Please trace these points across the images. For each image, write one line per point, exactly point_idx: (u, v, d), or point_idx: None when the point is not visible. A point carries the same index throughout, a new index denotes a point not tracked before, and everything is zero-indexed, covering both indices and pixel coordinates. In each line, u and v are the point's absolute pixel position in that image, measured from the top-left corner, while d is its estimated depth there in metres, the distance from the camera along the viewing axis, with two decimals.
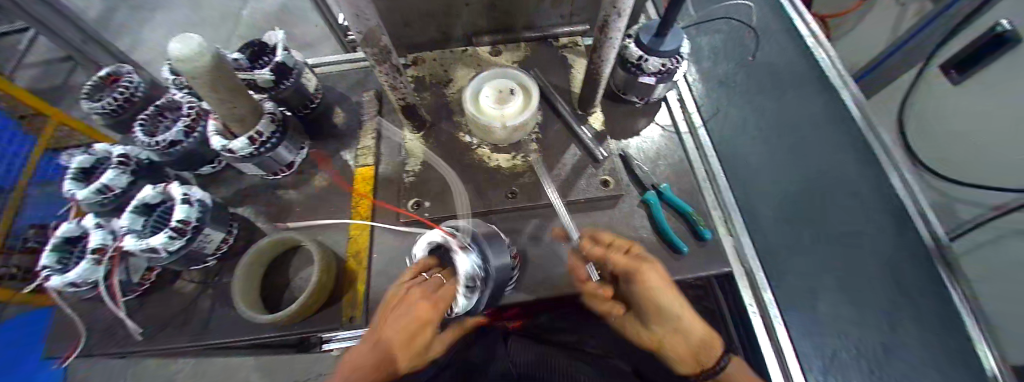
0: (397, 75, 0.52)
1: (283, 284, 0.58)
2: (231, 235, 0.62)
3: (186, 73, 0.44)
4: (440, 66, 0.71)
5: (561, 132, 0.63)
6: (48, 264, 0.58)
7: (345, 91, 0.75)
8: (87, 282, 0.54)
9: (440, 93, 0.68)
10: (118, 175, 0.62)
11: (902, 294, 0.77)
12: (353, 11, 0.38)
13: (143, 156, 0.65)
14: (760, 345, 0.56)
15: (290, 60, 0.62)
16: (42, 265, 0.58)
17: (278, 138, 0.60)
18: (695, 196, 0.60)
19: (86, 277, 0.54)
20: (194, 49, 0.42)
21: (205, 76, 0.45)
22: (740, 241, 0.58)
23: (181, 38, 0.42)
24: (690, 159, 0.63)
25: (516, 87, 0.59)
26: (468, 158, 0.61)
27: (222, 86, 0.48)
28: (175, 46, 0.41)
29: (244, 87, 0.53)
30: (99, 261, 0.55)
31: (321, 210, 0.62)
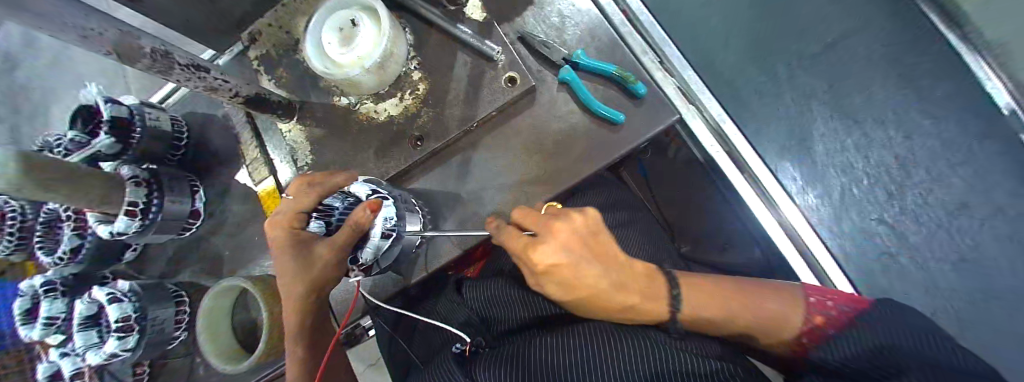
0: (199, 76, 0.40)
1: (254, 324, 0.56)
2: (186, 305, 0.59)
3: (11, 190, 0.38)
4: (280, 29, 0.57)
5: (443, 45, 0.51)
6: None
7: (206, 109, 0.64)
8: None
9: (296, 64, 0.56)
10: (52, 303, 0.54)
11: (897, 58, 0.66)
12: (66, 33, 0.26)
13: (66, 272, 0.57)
14: (733, 182, 0.50)
15: (122, 110, 0.52)
16: None
17: (159, 197, 0.53)
18: (617, 52, 0.49)
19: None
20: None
21: (30, 183, 0.38)
22: (683, 79, 0.49)
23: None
24: (600, 6, 0.51)
25: (358, 15, 0.47)
26: (357, 124, 0.52)
27: (49, 182, 0.40)
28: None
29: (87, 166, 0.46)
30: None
31: (252, 246, 0.59)
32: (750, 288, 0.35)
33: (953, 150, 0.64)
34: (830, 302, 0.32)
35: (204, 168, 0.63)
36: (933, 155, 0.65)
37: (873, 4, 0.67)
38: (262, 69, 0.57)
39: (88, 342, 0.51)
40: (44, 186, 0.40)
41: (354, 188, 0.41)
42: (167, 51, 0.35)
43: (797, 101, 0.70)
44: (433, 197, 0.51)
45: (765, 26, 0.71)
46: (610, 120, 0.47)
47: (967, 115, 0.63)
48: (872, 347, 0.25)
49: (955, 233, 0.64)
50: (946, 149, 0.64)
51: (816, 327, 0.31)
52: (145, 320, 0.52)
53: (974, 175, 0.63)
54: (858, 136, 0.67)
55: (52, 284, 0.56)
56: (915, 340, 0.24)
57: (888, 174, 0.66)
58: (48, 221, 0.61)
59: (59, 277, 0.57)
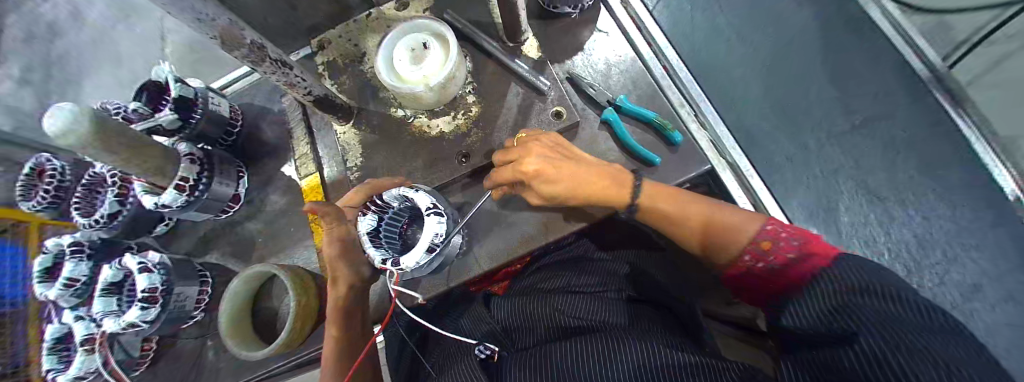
0: (283, 71, 0.45)
1: (274, 316, 0.57)
2: (207, 285, 0.59)
3: (74, 145, 0.40)
4: (349, 41, 0.63)
5: (498, 75, 0.56)
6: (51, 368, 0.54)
7: (264, 103, 0.68)
8: (90, 372, 0.51)
9: (359, 73, 0.61)
10: (78, 264, 0.54)
11: (905, 139, 0.72)
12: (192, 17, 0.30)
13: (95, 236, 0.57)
14: None
15: (188, 91, 0.56)
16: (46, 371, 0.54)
17: (208, 176, 0.56)
18: (656, 100, 0.54)
19: (86, 369, 0.50)
20: (68, 117, 0.38)
21: (96, 143, 0.41)
22: (714, 132, 0.54)
23: (51, 111, 0.37)
24: (644, 59, 0.57)
25: (429, 39, 0.52)
26: (410, 134, 0.56)
27: (111, 145, 0.43)
28: (49, 119, 0.37)
29: (147, 135, 0.48)
30: (93, 349, 0.51)
31: (285, 236, 0.61)
32: (710, 209, 0.44)
33: (958, 231, 0.68)
34: (783, 234, 0.38)
35: (252, 156, 0.66)
36: (938, 232, 0.69)
37: (883, 89, 0.74)
38: (326, 73, 0.62)
39: (108, 308, 0.51)
40: (109, 149, 0.43)
41: (419, 196, 0.43)
42: (262, 46, 0.40)
43: (812, 167, 0.74)
44: (471, 211, 0.54)
45: (783, 95, 0.78)
46: (646, 161, 0.51)
47: (968, 198, 0.68)
48: (827, 307, 0.27)
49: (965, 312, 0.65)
50: (951, 228, 0.68)
51: (767, 245, 0.39)
52: (170, 294, 0.52)
53: (977, 256, 0.67)
54: (869, 206, 0.71)
55: (80, 245, 0.56)
56: (867, 296, 0.26)
57: (899, 246, 0.69)
58: (90, 185, 0.62)
59: (88, 239, 0.57)
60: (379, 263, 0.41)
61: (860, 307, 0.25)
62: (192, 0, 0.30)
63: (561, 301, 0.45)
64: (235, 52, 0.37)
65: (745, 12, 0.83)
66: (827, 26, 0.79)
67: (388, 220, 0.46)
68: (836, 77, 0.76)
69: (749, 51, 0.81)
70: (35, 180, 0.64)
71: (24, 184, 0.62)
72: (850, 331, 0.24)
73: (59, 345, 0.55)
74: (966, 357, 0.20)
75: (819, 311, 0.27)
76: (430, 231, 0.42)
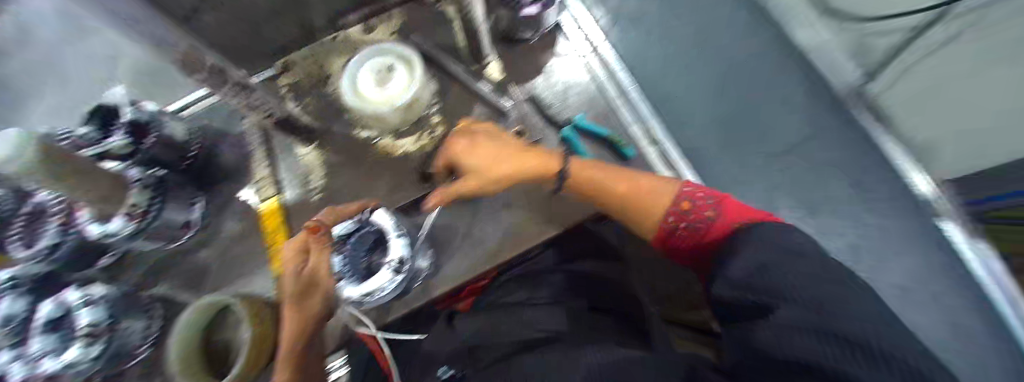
0: (244, 93, 0.45)
1: (228, 346, 0.54)
2: (155, 318, 0.56)
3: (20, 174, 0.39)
4: (314, 64, 0.63)
5: (463, 94, 0.59)
6: None
7: (224, 124, 0.67)
8: None
9: (323, 95, 0.61)
10: (13, 303, 0.50)
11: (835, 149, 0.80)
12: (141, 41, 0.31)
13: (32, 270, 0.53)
14: None
15: (142, 115, 0.55)
16: None
17: (161, 202, 0.54)
18: (611, 118, 0.58)
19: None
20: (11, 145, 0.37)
21: (43, 171, 0.40)
22: (665, 147, 0.58)
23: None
24: (598, 80, 0.61)
25: (393, 63, 0.54)
26: (373, 154, 0.57)
27: (63, 174, 0.42)
28: None
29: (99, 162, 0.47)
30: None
31: (244, 260, 0.59)
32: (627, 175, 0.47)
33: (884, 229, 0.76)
34: (700, 196, 0.42)
35: (211, 178, 0.64)
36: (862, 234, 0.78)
37: (814, 106, 0.84)
38: (290, 95, 0.62)
39: (48, 346, 0.45)
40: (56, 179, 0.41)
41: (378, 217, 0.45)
42: (223, 69, 0.40)
43: (758, 178, 0.81)
44: (437, 228, 0.54)
45: (731, 111, 0.84)
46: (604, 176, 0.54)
47: (883, 204, 0.79)
48: (752, 265, 0.29)
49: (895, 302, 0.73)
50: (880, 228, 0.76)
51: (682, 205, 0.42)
52: (116, 329, 0.49)
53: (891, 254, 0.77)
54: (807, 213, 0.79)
55: (16, 280, 0.51)
56: (774, 252, 0.30)
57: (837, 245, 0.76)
58: (27, 214, 0.58)
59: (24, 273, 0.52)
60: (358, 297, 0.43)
61: (779, 270, 0.28)
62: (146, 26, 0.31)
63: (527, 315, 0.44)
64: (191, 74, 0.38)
65: (694, 35, 0.90)
66: (765, 50, 0.88)
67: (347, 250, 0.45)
68: (774, 96, 0.85)
69: (698, 70, 0.88)
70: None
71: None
72: (771, 296, 0.26)
73: None
74: (867, 316, 0.23)
75: (745, 268, 0.30)
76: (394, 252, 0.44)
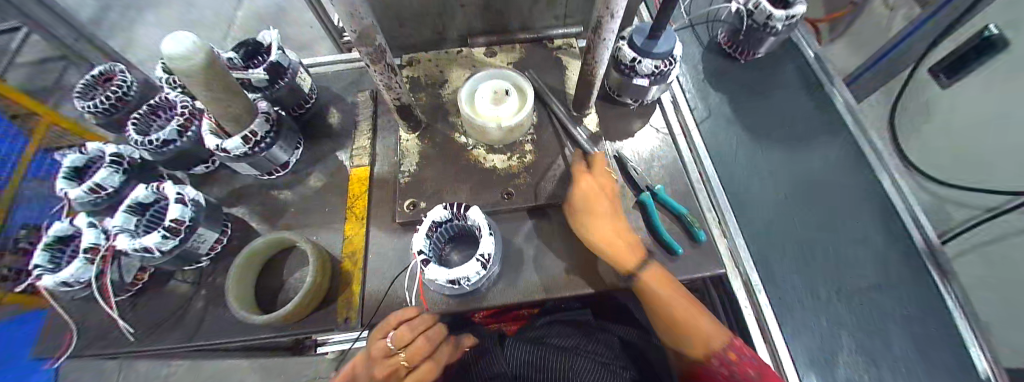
0: (387, 73, 0.51)
1: (276, 287, 0.56)
2: (226, 234, 0.60)
3: (179, 73, 0.43)
4: (436, 66, 0.70)
5: (561, 131, 0.63)
6: (40, 264, 0.52)
7: (339, 91, 0.74)
8: (80, 281, 0.52)
9: (435, 94, 0.68)
10: (110, 175, 0.57)
11: None
12: (347, 10, 0.37)
13: (136, 155, 0.61)
14: (752, 342, 0.56)
15: (284, 60, 0.61)
16: (32, 266, 0.52)
17: (272, 138, 0.59)
18: (688, 198, 0.60)
19: (77, 277, 0.51)
20: (188, 49, 0.41)
21: (200, 77, 0.44)
22: (734, 243, 0.59)
23: (177, 38, 0.40)
24: (684, 160, 0.64)
25: (511, 89, 0.59)
26: (466, 160, 0.61)
27: (210, 84, 0.45)
28: (170, 47, 0.40)
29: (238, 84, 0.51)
30: (93, 260, 0.52)
31: (315, 213, 0.63)
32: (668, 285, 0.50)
33: None
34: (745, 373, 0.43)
35: (311, 131, 0.70)
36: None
37: (904, 251, 0.72)
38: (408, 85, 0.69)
39: (125, 225, 0.51)
40: (203, 88, 0.45)
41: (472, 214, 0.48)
42: (383, 51, 0.47)
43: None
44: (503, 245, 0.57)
45: None
46: (670, 250, 0.55)
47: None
48: None
49: None
50: None
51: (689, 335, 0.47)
52: (193, 232, 0.53)
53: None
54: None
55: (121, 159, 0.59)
56: None
57: None
58: (153, 108, 0.66)
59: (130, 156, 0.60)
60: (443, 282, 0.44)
61: None
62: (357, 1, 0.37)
63: (575, 360, 0.44)
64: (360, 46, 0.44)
65: None
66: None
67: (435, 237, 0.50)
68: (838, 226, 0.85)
69: None
70: (94, 86, 0.70)
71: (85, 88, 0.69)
72: None
73: (57, 245, 0.54)
74: None
75: None
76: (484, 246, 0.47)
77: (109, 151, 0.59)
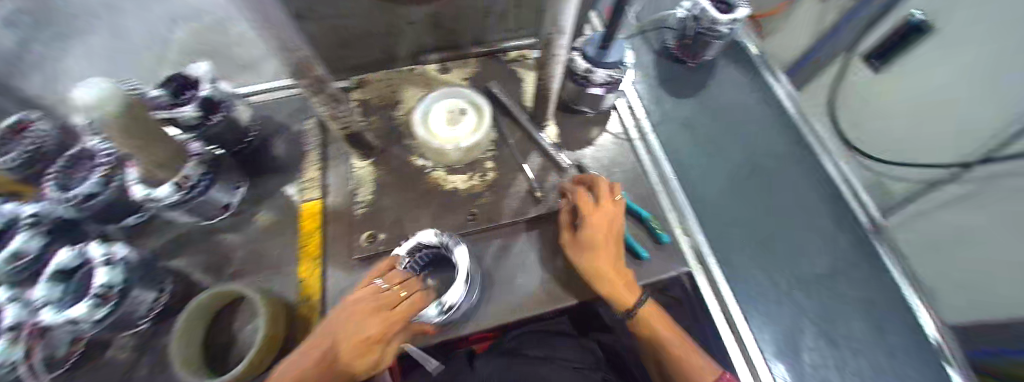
0: (331, 104, 0.48)
1: (227, 345, 0.52)
2: (166, 292, 0.55)
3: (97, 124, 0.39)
4: (387, 88, 0.68)
5: (523, 144, 0.63)
6: None
7: (285, 120, 0.70)
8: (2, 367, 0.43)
9: (389, 116, 0.65)
10: (29, 239, 0.48)
11: None
12: (276, 44, 0.35)
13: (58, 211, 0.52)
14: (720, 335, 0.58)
15: (217, 94, 0.57)
16: None
17: (209, 180, 0.54)
18: (650, 201, 0.62)
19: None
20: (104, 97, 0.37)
21: (122, 125, 0.40)
22: (697, 240, 0.59)
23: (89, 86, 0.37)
24: (644, 164, 0.65)
25: (466, 107, 0.58)
26: (426, 184, 0.59)
27: (133, 132, 0.41)
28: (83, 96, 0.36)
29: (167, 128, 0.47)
30: (17, 341, 0.44)
31: (266, 255, 0.59)
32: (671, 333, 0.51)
33: None
34: None
35: (256, 166, 0.66)
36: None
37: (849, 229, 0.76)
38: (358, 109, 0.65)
39: (50, 295, 0.44)
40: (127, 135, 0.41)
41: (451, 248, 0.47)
42: (324, 81, 0.44)
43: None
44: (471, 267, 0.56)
45: None
46: (636, 256, 0.56)
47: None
48: None
49: None
50: None
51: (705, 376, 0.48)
52: (125, 297, 0.48)
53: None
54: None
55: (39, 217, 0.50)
56: None
57: None
58: (68, 157, 0.59)
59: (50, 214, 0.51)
60: (436, 313, 0.44)
61: None
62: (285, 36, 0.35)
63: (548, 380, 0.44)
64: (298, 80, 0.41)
65: None
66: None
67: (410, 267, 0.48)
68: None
69: None
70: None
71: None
72: None
73: None
74: None
75: None
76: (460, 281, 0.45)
77: (26, 211, 0.50)
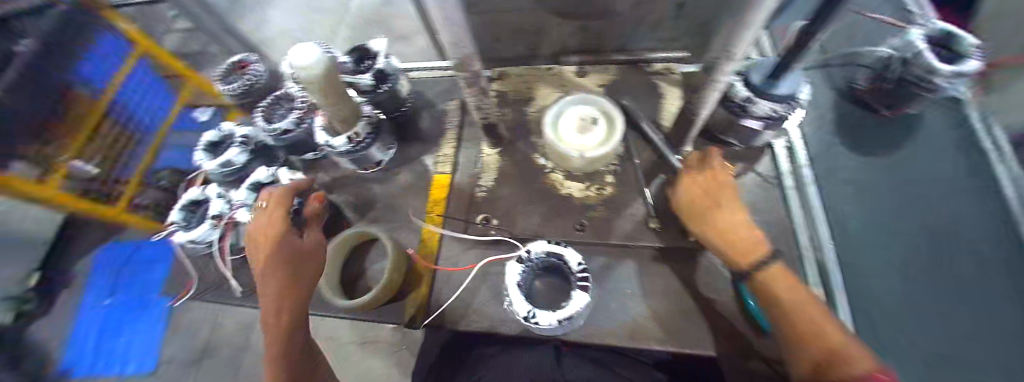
0: (479, 96, 0.52)
1: (357, 276, 0.62)
2: (324, 217, 0.67)
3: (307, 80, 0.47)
4: (525, 83, 0.71)
5: (651, 165, 0.59)
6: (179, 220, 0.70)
7: (432, 97, 0.79)
8: (206, 241, 0.67)
9: (520, 111, 0.68)
10: (240, 154, 0.69)
11: None
12: (452, 40, 0.40)
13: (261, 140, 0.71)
14: None
15: (390, 68, 0.68)
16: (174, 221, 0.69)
17: (372, 139, 0.65)
18: (789, 265, 0.53)
19: (205, 237, 0.66)
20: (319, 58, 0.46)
21: (321, 81, 0.47)
22: (842, 326, 0.51)
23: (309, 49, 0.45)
24: (792, 218, 0.56)
25: (600, 117, 0.57)
26: (543, 184, 0.61)
27: (327, 88, 0.49)
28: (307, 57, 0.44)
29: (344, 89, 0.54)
30: (217, 225, 0.66)
31: (395, 210, 0.68)
32: None
33: None
34: None
35: (403, 132, 0.75)
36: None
37: None
38: (496, 100, 0.70)
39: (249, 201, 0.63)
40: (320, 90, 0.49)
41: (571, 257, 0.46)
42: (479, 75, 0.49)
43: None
44: None
45: None
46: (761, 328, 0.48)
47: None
48: None
49: None
50: None
51: None
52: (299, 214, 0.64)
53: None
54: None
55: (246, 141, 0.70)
56: None
57: None
58: (277, 99, 0.75)
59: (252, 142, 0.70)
60: (524, 317, 0.43)
61: None
62: (464, 34, 0.39)
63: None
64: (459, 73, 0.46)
65: None
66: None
67: (528, 271, 0.48)
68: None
69: None
70: (235, 72, 0.82)
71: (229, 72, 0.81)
72: None
73: (192, 207, 0.70)
74: None
75: None
76: (577, 304, 0.43)
77: (241, 133, 0.70)
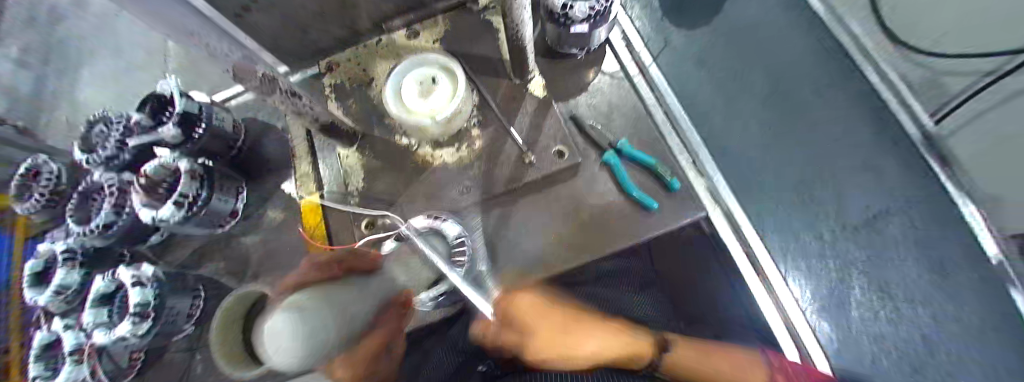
0: (294, 100, 0.45)
1: None
2: (200, 298, 0.58)
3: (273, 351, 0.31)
4: (359, 65, 0.63)
5: (508, 104, 0.58)
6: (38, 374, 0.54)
7: (268, 118, 0.68)
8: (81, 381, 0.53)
9: (365, 97, 0.61)
10: (68, 273, 0.54)
11: (879, 189, 0.79)
12: None
13: (87, 243, 0.56)
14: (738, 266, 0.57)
15: (192, 106, 0.55)
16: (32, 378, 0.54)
17: (208, 191, 0.54)
18: (655, 146, 0.56)
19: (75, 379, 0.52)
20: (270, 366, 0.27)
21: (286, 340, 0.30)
22: (712, 181, 0.56)
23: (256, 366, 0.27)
24: (645, 103, 0.59)
25: (439, 73, 0.53)
26: (411, 163, 0.57)
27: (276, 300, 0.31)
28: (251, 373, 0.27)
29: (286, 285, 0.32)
30: (83, 359, 0.52)
31: (281, 254, 0.61)
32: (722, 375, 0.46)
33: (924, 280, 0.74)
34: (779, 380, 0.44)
35: (253, 170, 0.66)
36: (896, 287, 0.75)
37: None
38: (333, 96, 0.62)
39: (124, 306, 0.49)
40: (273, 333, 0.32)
41: (450, 227, 0.47)
42: (275, 77, 0.41)
43: (784, 212, 0.80)
44: None
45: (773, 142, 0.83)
46: (644, 206, 0.52)
47: (925, 251, 0.75)
48: None
49: (925, 353, 0.72)
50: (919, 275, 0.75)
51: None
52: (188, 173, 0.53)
53: (933, 312, 0.73)
54: (830, 259, 0.77)
55: (72, 251, 0.55)
56: None
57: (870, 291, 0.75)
58: (85, 192, 0.59)
59: (79, 246, 0.56)
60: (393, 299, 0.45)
61: None
62: None
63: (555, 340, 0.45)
64: (247, 83, 0.39)
65: None
66: (812, 86, 0.86)
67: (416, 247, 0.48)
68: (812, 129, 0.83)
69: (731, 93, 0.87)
70: (28, 183, 0.62)
71: (15, 188, 0.61)
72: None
73: (47, 353, 0.55)
74: None
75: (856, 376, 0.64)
76: (451, 280, 0.44)
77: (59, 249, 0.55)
